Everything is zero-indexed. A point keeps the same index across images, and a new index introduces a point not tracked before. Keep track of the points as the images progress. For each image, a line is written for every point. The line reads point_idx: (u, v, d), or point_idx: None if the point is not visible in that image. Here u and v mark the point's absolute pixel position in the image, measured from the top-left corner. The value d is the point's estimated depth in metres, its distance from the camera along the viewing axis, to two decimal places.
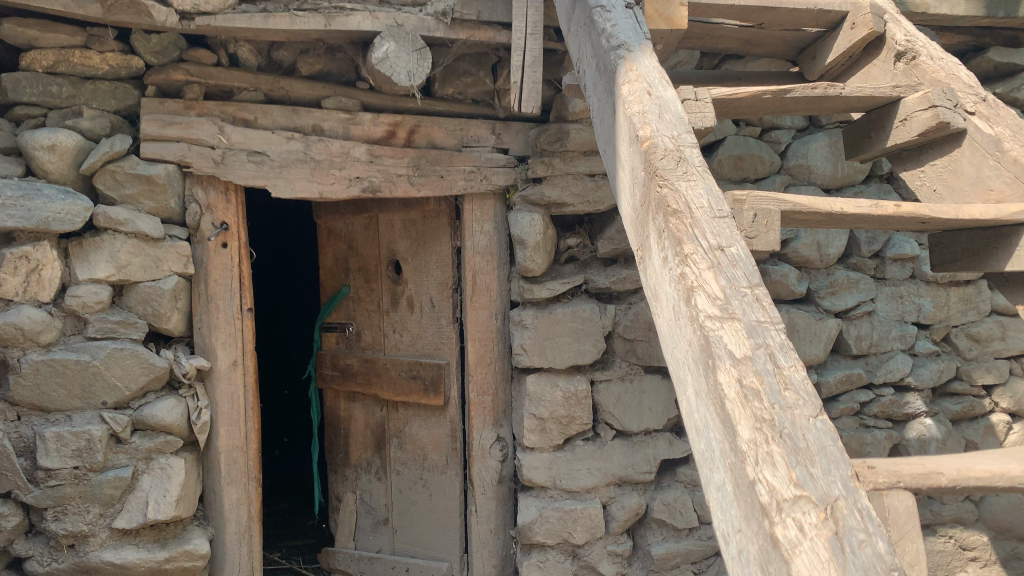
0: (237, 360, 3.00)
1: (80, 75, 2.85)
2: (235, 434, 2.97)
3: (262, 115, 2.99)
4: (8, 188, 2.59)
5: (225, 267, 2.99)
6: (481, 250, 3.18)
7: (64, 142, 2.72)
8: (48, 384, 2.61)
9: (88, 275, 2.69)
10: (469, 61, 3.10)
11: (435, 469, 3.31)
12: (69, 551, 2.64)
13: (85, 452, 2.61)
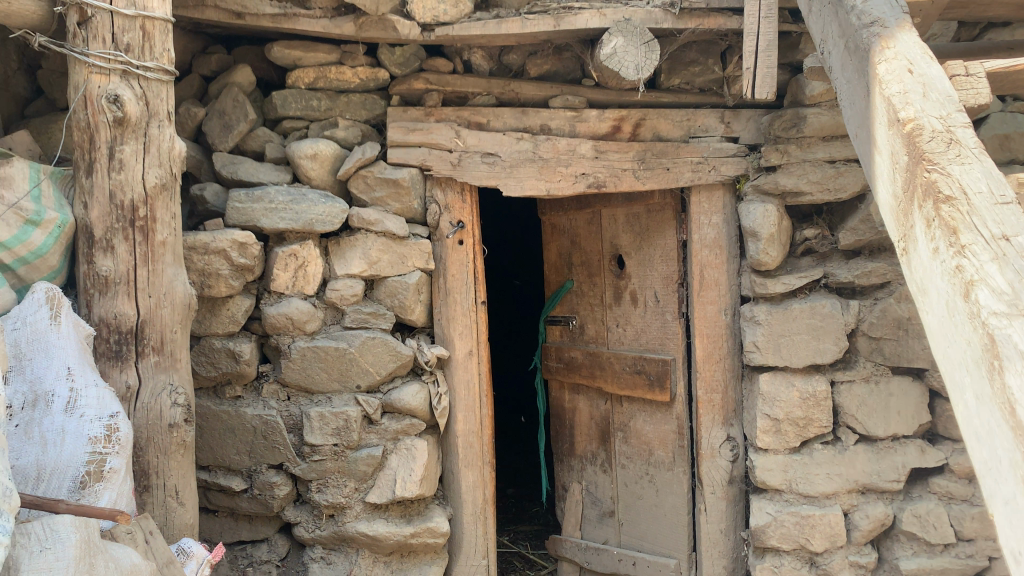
0: (473, 350, 3.15)
1: (336, 89, 3.13)
2: (471, 420, 3.12)
3: (494, 118, 3.11)
4: (280, 193, 2.91)
5: (462, 262, 3.15)
6: (710, 242, 3.12)
7: (323, 151, 3.00)
8: (312, 367, 2.91)
9: (345, 270, 2.97)
10: (696, 50, 3.04)
11: (662, 465, 3.28)
12: (330, 520, 2.92)
13: (343, 431, 2.88)
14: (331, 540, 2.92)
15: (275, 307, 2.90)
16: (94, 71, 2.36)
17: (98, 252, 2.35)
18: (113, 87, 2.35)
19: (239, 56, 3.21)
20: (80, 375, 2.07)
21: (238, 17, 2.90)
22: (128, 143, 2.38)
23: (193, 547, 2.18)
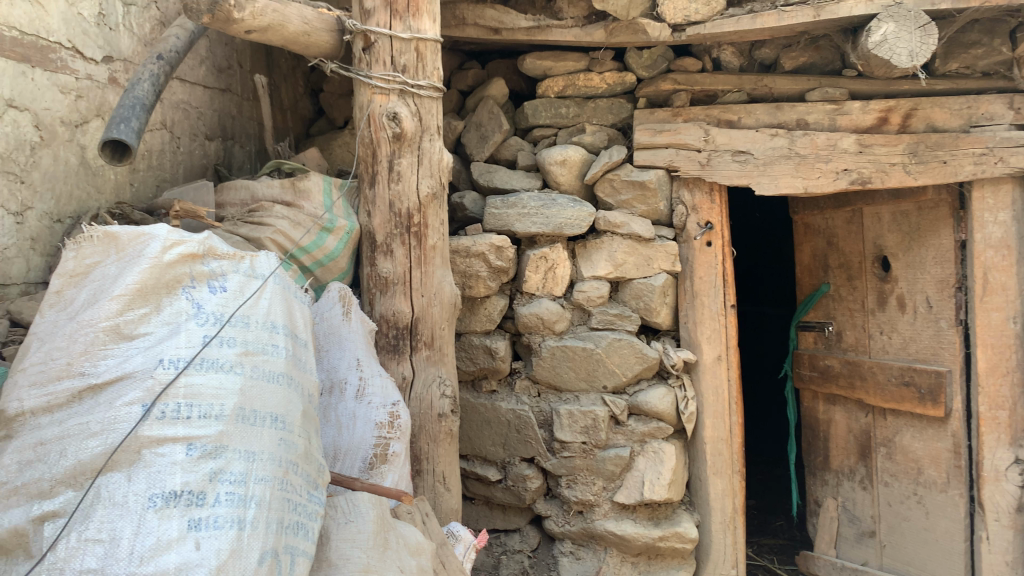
0: (721, 354, 3.05)
1: (584, 96, 3.20)
2: (720, 426, 3.04)
3: (746, 115, 3.02)
4: (531, 199, 3.01)
5: (710, 264, 3.06)
6: (995, 242, 2.82)
7: (572, 156, 3.06)
8: (561, 366, 2.99)
9: (591, 272, 3.01)
10: (978, 30, 2.78)
11: (934, 486, 3.01)
12: (579, 516, 2.99)
13: (591, 430, 2.93)
14: (580, 536, 2.98)
15: (527, 307, 3.02)
16: (377, 92, 2.58)
17: (379, 255, 2.60)
18: (392, 105, 2.57)
19: (493, 69, 3.39)
20: (367, 366, 2.29)
21: (495, 33, 3.07)
22: (405, 156, 2.59)
23: (460, 531, 2.32)
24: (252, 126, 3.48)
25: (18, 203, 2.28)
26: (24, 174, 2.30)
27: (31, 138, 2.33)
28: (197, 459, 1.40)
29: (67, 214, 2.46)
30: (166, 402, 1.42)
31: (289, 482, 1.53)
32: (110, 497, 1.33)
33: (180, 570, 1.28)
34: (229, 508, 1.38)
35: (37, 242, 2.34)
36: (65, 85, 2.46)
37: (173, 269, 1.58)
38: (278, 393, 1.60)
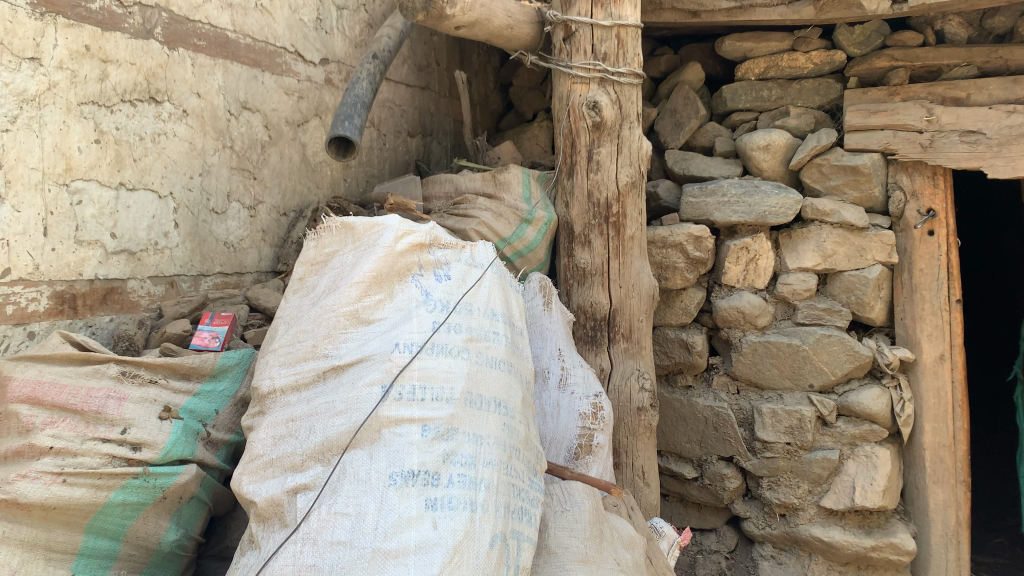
0: (945, 354, 2.78)
1: (787, 77, 3.03)
2: (941, 432, 2.78)
3: (977, 91, 2.73)
4: (732, 186, 2.89)
5: (933, 255, 2.81)
6: None
7: (776, 140, 2.92)
8: (763, 362, 2.85)
9: (797, 264, 2.85)
10: None
11: None
12: (781, 519, 2.85)
13: (797, 431, 2.78)
14: (782, 540, 2.85)
15: (727, 300, 2.91)
16: (577, 81, 2.55)
17: (577, 246, 2.57)
18: (592, 94, 2.52)
19: (687, 54, 3.29)
20: (568, 356, 2.28)
21: (695, 16, 2.97)
22: (605, 145, 2.53)
23: (664, 527, 2.26)
24: (448, 122, 3.58)
25: (251, 198, 2.47)
26: (256, 170, 2.49)
27: (262, 137, 2.52)
28: (431, 440, 1.43)
29: (292, 208, 2.65)
30: (403, 384, 1.47)
31: (513, 467, 1.54)
32: (355, 474, 1.39)
33: (421, 548, 1.30)
34: (462, 490, 1.40)
35: (267, 234, 2.54)
36: (289, 87, 2.64)
37: (404, 257, 1.65)
38: (502, 378, 1.61)
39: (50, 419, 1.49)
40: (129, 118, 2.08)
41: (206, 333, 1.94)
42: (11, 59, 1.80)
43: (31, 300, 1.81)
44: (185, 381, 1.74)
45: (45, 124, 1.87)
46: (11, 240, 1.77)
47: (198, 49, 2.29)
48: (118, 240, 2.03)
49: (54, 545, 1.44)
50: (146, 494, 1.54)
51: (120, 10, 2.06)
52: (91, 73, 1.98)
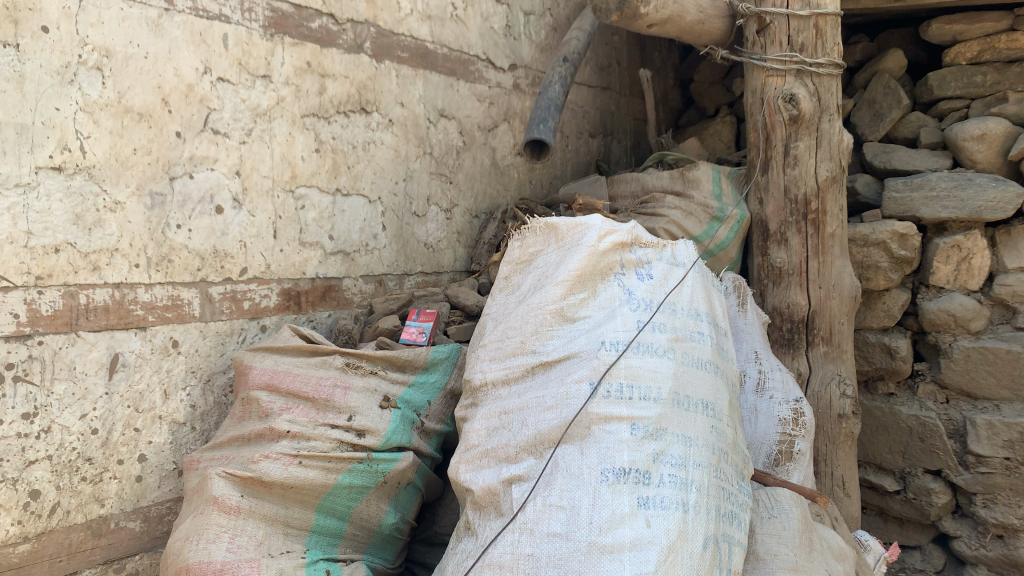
0: None
1: (1006, 60, 2.79)
2: None
3: None
4: (941, 179, 2.69)
5: None
6: None
7: (993, 129, 2.67)
8: (977, 370, 2.64)
9: (1018, 263, 2.61)
10: None
11: None
12: (998, 541, 2.62)
13: (1018, 445, 2.53)
14: (999, 564, 2.61)
15: (935, 302, 2.71)
16: (773, 74, 2.47)
17: (772, 245, 2.50)
18: (789, 86, 2.43)
19: (885, 41, 3.11)
20: (766, 359, 2.22)
21: None
22: (803, 139, 2.43)
23: (869, 541, 2.14)
24: (628, 121, 3.55)
25: (448, 201, 2.59)
26: (452, 174, 2.60)
27: (457, 143, 2.62)
28: (641, 439, 1.43)
29: (483, 210, 2.74)
30: (611, 382, 1.48)
31: (722, 470, 1.51)
32: (568, 468, 1.42)
33: (635, 545, 1.31)
34: (673, 490, 1.39)
35: (462, 235, 2.65)
36: (481, 93, 2.73)
37: (607, 256, 1.65)
38: (708, 379, 1.59)
39: (287, 406, 1.66)
40: (344, 128, 2.24)
41: (414, 328, 2.04)
42: (247, 77, 2.00)
43: (263, 296, 2.04)
44: (401, 373, 1.84)
45: (275, 136, 2.07)
46: (247, 242, 2.00)
47: (401, 60, 2.42)
48: (335, 242, 2.22)
49: (290, 521, 1.57)
50: (369, 478, 1.65)
51: (335, 27, 2.22)
52: (312, 87, 2.16)
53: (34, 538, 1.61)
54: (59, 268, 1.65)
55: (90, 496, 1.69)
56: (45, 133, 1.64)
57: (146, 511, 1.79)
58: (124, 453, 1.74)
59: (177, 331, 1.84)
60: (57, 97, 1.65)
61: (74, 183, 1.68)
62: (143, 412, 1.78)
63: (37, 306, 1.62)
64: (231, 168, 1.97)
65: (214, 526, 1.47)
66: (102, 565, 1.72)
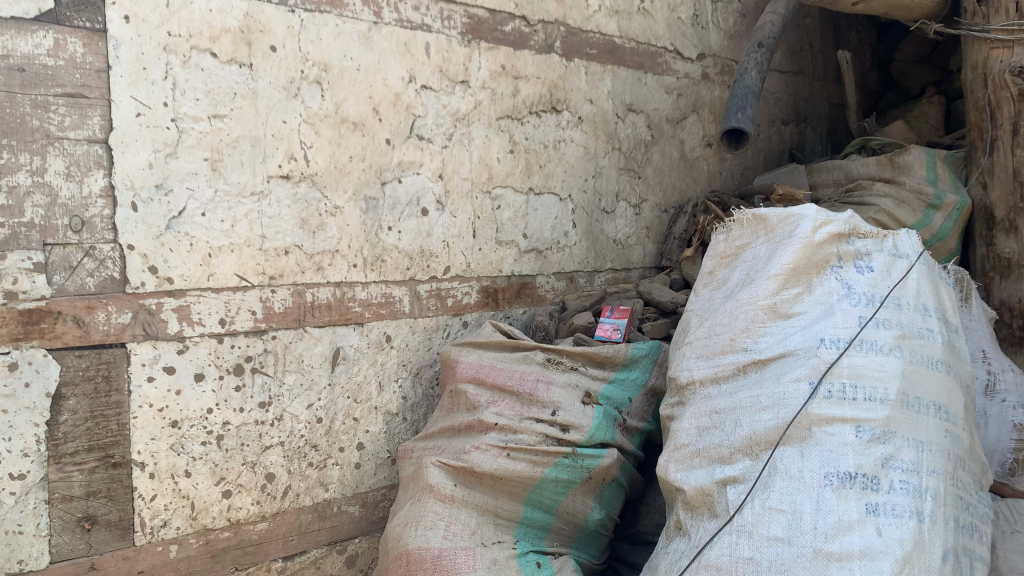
0: None
1: None
2: None
3: None
4: None
5: None
6: None
7: None
8: None
9: None
10: None
11: None
12: None
13: None
14: None
15: None
16: (997, 46, 2.25)
17: (999, 233, 2.27)
18: (1018, 58, 2.19)
19: None
20: (995, 359, 2.01)
21: None
22: None
23: None
24: (823, 107, 3.35)
25: (637, 196, 2.56)
26: (641, 169, 2.58)
27: (646, 137, 2.59)
28: (868, 442, 1.34)
29: (673, 205, 2.69)
30: (832, 382, 1.40)
31: (959, 478, 1.39)
32: (787, 471, 1.36)
33: (866, 554, 1.23)
34: (907, 498, 1.29)
35: (652, 231, 2.62)
36: (669, 86, 2.66)
37: (823, 248, 1.57)
38: (940, 380, 1.46)
39: (493, 399, 1.72)
40: (536, 128, 2.28)
41: (608, 325, 2.02)
42: (447, 83, 2.08)
43: (464, 294, 2.11)
44: (601, 369, 1.84)
45: (473, 139, 2.13)
46: (450, 242, 2.08)
47: (590, 58, 2.42)
48: (529, 240, 2.26)
49: (500, 512, 1.63)
50: (575, 472, 1.66)
51: (527, 29, 2.25)
52: (506, 89, 2.21)
53: (270, 517, 1.77)
54: (289, 269, 1.80)
55: (317, 480, 1.83)
56: (275, 145, 1.78)
57: (364, 497, 1.91)
58: (345, 441, 1.87)
59: (389, 327, 1.95)
60: (284, 111, 1.79)
61: (300, 191, 1.82)
62: (360, 403, 1.90)
63: (271, 304, 1.77)
64: (435, 171, 2.05)
65: (431, 513, 1.56)
66: (327, 545, 1.86)
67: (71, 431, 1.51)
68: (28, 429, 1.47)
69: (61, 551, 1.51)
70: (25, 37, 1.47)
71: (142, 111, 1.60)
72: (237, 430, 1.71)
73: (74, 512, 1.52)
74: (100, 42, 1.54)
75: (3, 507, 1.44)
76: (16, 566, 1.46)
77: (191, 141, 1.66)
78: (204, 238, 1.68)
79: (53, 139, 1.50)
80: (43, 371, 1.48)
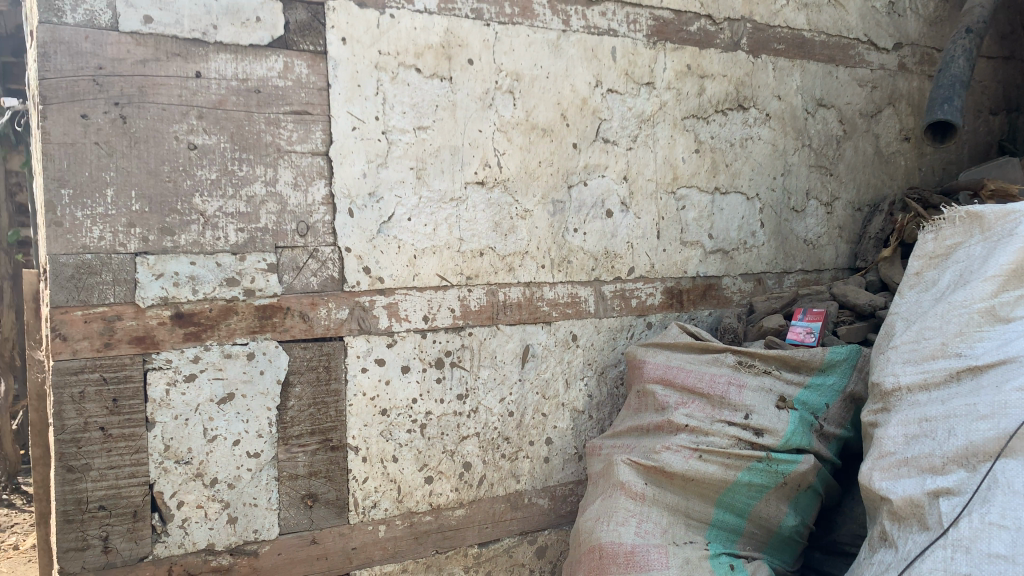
0: None
1: None
2: None
3: None
4: None
5: None
6: None
7: None
8: None
9: None
10: None
11: None
12: None
13: None
14: None
15: None
16: None
17: None
18: None
19: None
20: None
21: None
22: None
23: None
24: None
25: (828, 194, 2.47)
26: (833, 166, 2.48)
27: (837, 132, 2.49)
28: None
29: (867, 202, 2.56)
30: None
31: None
32: (1009, 485, 1.24)
33: None
34: None
35: (844, 230, 2.51)
36: (863, 78, 2.53)
37: None
38: None
39: (683, 401, 1.73)
40: (722, 127, 2.25)
41: (801, 328, 1.96)
42: (633, 86, 2.10)
43: (649, 294, 2.12)
44: (795, 373, 1.78)
45: (658, 140, 2.14)
46: (635, 242, 2.10)
47: (778, 53, 2.35)
48: (715, 241, 2.24)
49: (691, 512, 1.64)
50: (770, 478, 1.64)
51: (712, 28, 2.23)
52: (692, 89, 2.20)
53: (467, 504, 1.87)
54: (484, 269, 1.89)
55: (509, 471, 1.92)
56: (472, 153, 1.88)
57: (553, 490, 1.98)
58: (535, 435, 1.95)
59: (576, 326, 2.00)
60: (479, 120, 1.88)
61: (494, 195, 1.91)
62: (549, 399, 1.97)
63: (468, 302, 1.87)
64: (620, 173, 2.08)
65: (623, 509, 1.60)
66: (519, 535, 1.94)
67: (297, 416, 1.68)
68: (262, 413, 1.64)
69: (289, 524, 1.68)
70: (260, 62, 1.64)
71: (357, 125, 1.74)
72: (437, 420, 1.83)
73: (299, 489, 1.68)
74: (321, 63, 1.69)
75: (242, 482, 1.63)
76: (252, 534, 1.64)
77: (398, 152, 1.79)
78: (410, 241, 1.80)
79: (283, 153, 1.66)
80: (275, 361, 1.65)
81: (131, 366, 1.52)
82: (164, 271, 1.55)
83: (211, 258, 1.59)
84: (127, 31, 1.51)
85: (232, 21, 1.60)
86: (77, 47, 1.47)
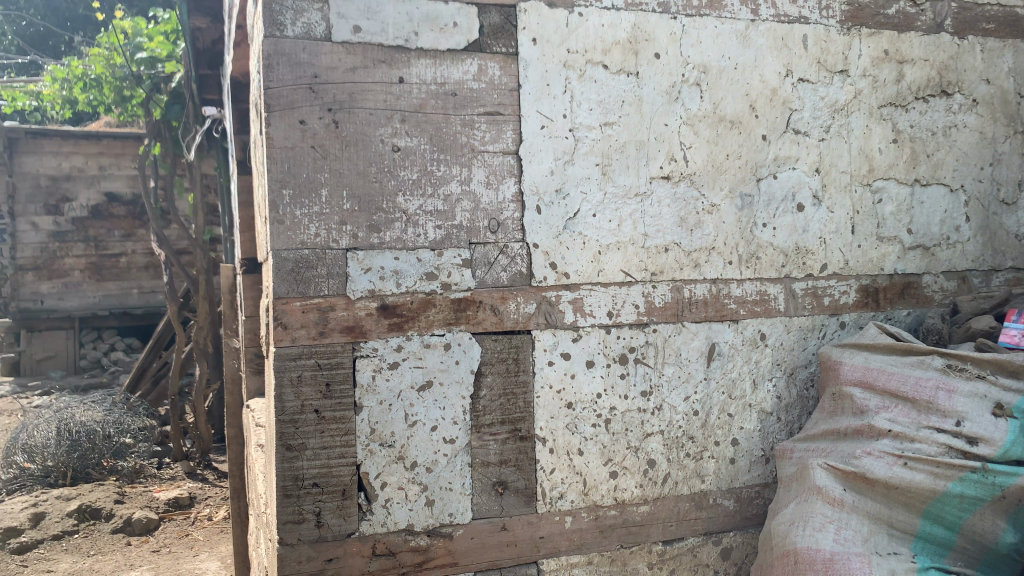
0: None
1: None
2: None
3: None
4: None
5: None
6: None
7: None
8: None
9: None
10: None
11: None
12: None
13: None
14: None
15: None
16: None
17: None
18: None
19: None
20: None
21: None
22: None
23: None
24: None
25: None
26: None
27: None
28: None
29: None
30: None
31: None
32: None
33: None
34: None
35: None
36: None
37: None
38: None
39: (885, 405, 1.65)
40: (923, 114, 2.11)
41: (1015, 331, 1.78)
42: (826, 74, 2.01)
43: (842, 293, 2.03)
44: (1014, 379, 1.63)
45: (853, 130, 2.04)
46: (827, 238, 2.01)
47: (987, 33, 2.17)
48: (914, 236, 2.10)
49: (895, 522, 1.57)
50: (984, 490, 1.52)
51: (913, 10, 2.09)
52: (890, 75, 2.07)
53: (652, 501, 1.87)
54: (669, 265, 1.87)
55: (694, 471, 1.90)
56: (658, 147, 1.87)
57: (739, 491, 1.93)
58: (720, 435, 1.92)
59: (764, 325, 1.95)
60: (665, 114, 1.87)
61: (679, 190, 1.89)
62: (735, 399, 1.93)
63: (653, 298, 1.86)
64: (811, 165, 2.00)
65: (820, 515, 1.55)
66: (703, 535, 1.91)
67: (489, 405, 1.74)
68: (457, 401, 1.71)
69: (481, 509, 1.74)
70: (457, 65, 1.70)
71: (546, 123, 1.77)
72: (622, 415, 1.84)
73: (490, 476, 1.74)
74: (513, 64, 1.74)
75: (438, 466, 1.71)
76: (447, 517, 1.72)
77: (585, 148, 1.81)
78: (595, 236, 1.82)
79: (477, 153, 1.72)
80: (469, 352, 1.72)
81: (342, 354, 1.63)
82: (371, 265, 1.65)
83: (412, 253, 1.68)
84: (339, 41, 1.62)
85: (432, 27, 1.68)
86: (296, 58, 1.59)
